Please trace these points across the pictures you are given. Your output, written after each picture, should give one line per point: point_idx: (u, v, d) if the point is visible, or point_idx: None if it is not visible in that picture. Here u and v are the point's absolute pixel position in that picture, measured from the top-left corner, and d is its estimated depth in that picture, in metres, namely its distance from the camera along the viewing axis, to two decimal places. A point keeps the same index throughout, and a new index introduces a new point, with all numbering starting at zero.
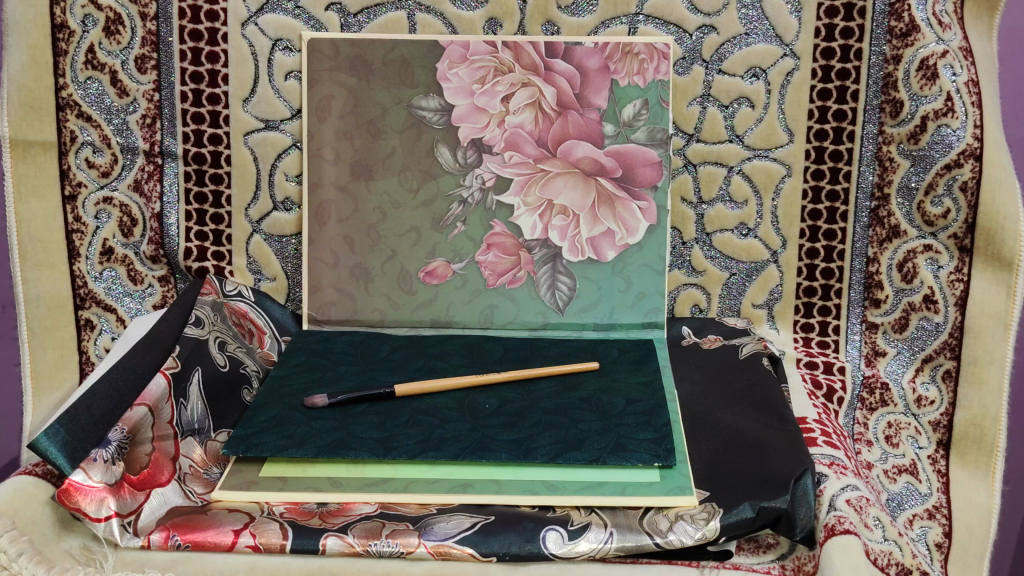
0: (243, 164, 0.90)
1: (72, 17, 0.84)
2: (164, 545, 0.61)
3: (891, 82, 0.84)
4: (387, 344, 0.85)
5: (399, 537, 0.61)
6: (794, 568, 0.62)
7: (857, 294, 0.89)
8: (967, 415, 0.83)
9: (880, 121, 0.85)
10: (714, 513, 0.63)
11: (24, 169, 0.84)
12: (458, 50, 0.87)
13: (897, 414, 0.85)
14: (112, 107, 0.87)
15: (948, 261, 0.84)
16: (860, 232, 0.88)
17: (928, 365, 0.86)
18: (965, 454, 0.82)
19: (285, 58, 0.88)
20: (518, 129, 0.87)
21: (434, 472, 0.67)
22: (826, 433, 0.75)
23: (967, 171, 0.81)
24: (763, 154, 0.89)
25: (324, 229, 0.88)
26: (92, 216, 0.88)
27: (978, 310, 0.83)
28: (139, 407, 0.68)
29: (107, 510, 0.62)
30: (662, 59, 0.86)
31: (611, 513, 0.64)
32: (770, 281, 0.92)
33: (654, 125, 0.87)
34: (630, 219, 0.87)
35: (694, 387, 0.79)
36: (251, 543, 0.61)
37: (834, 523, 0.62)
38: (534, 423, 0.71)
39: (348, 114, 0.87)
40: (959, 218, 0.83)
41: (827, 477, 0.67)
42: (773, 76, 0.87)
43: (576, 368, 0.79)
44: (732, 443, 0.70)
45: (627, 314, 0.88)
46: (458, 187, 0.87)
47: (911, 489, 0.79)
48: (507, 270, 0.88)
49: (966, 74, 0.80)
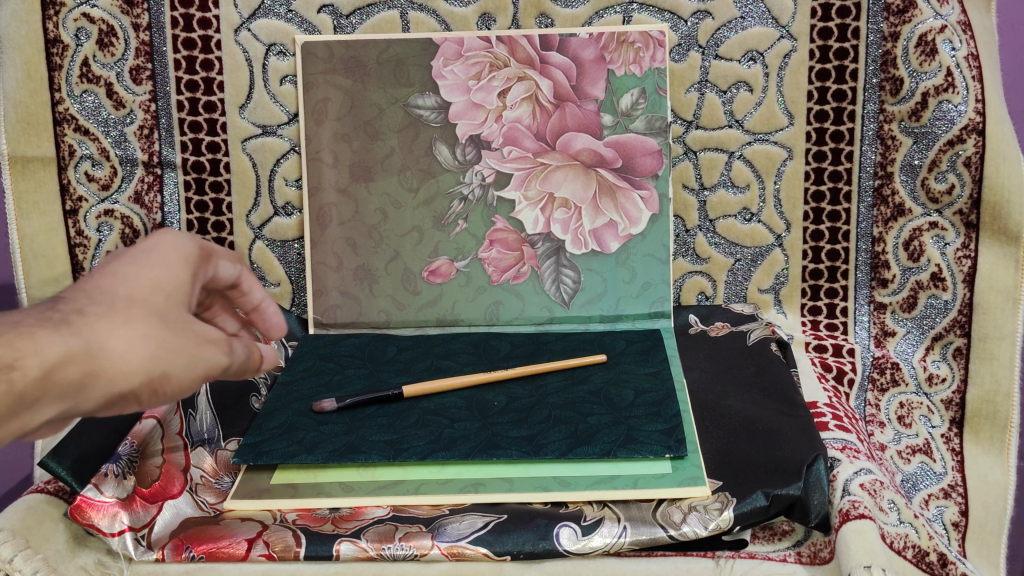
0: (242, 170, 0.90)
1: (65, 31, 0.84)
2: (179, 557, 0.62)
3: (890, 59, 0.83)
4: (393, 345, 0.85)
5: (413, 539, 0.62)
6: (810, 554, 0.63)
7: (863, 275, 0.88)
8: (979, 392, 0.82)
9: (880, 99, 0.84)
10: (727, 502, 0.63)
11: (24, 185, 0.86)
12: (452, 47, 0.86)
13: (909, 393, 0.84)
14: (109, 119, 0.87)
15: (955, 237, 0.83)
16: (864, 212, 0.87)
17: (939, 343, 0.85)
18: (979, 431, 0.82)
19: (279, 63, 0.87)
20: (516, 124, 0.86)
21: (446, 472, 0.67)
22: (837, 417, 0.75)
23: (970, 146, 0.81)
24: (763, 137, 0.88)
25: (326, 233, 0.88)
26: (94, 229, 0.88)
27: (986, 286, 0.82)
28: (148, 419, 0.71)
29: (120, 525, 0.63)
30: (658, 47, 0.85)
31: (624, 506, 0.64)
32: (775, 266, 0.91)
33: (653, 113, 0.86)
34: (632, 209, 0.87)
35: (702, 375, 0.79)
36: (265, 552, 0.61)
37: (849, 508, 0.62)
38: (544, 419, 0.71)
39: (345, 116, 0.87)
40: (964, 193, 0.82)
41: (839, 462, 0.67)
42: (771, 58, 0.86)
43: (585, 362, 0.78)
44: (743, 431, 0.70)
45: (633, 305, 0.88)
46: (458, 184, 0.87)
47: (926, 469, 0.79)
48: (510, 266, 0.88)
49: (966, 48, 0.80)
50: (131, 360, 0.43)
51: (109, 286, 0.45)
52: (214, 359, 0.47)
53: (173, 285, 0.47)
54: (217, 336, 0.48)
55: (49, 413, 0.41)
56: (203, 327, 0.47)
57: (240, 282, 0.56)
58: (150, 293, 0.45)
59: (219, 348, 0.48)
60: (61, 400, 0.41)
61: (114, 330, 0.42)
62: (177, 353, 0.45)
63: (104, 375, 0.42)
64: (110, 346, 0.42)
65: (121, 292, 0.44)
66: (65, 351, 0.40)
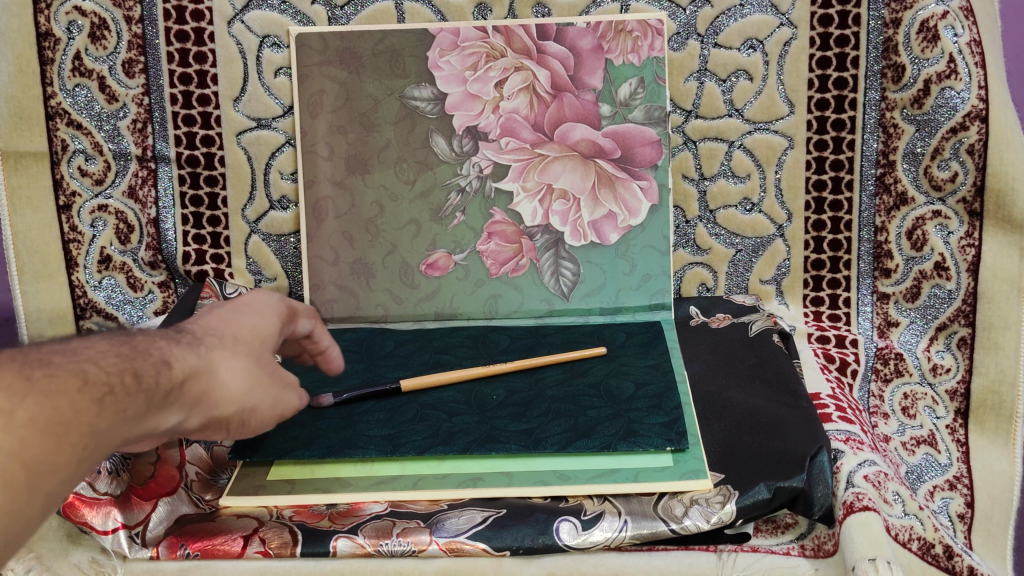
0: (238, 164, 0.89)
1: (57, 24, 0.83)
2: (173, 555, 0.61)
3: (891, 46, 0.82)
4: (391, 340, 0.84)
5: (411, 535, 0.61)
6: (814, 547, 0.62)
7: (866, 265, 0.87)
8: (985, 382, 0.81)
9: (882, 87, 0.83)
10: (729, 495, 0.62)
11: (18, 181, 0.85)
12: (448, 37, 0.85)
13: (912, 384, 0.83)
14: (101, 113, 0.86)
15: (958, 226, 0.82)
16: (867, 201, 0.86)
17: (942, 332, 0.84)
18: (984, 422, 0.80)
19: (274, 55, 0.86)
20: (514, 115, 0.85)
21: (444, 467, 0.66)
22: (840, 408, 0.74)
23: (973, 133, 0.79)
24: (764, 127, 0.87)
25: (322, 227, 0.87)
26: (88, 225, 0.87)
27: (990, 275, 0.81)
28: None
29: (113, 523, 0.62)
30: (656, 36, 0.84)
31: (625, 500, 0.63)
32: (776, 256, 0.90)
33: (652, 103, 0.85)
34: (631, 200, 0.86)
35: (703, 367, 0.78)
36: (261, 549, 0.61)
37: (852, 500, 0.61)
38: (544, 412, 0.70)
39: (340, 108, 0.86)
40: (968, 181, 0.81)
41: (843, 453, 0.66)
42: (771, 46, 0.85)
43: (585, 355, 0.77)
44: (745, 423, 0.69)
45: (633, 296, 0.87)
46: (456, 176, 0.86)
47: (931, 461, 0.78)
48: (509, 258, 0.87)
49: (968, 34, 0.79)
50: (236, 388, 0.50)
51: (223, 329, 0.53)
52: (289, 402, 0.56)
53: (265, 334, 0.56)
54: (293, 383, 0.57)
55: (172, 418, 0.47)
56: (283, 373, 0.56)
57: (314, 336, 0.64)
58: (249, 336, 0.54)
59: (292, 392, 0.56)
60: (184, 407, 0.48)
61: (227, 360, 0.51)
62: (266, 390, 0.53)
63: (217, 394, 0.50)
64: (224, 372, 0.50)
65: (229, 332, 0.53)
66: (198, 365, 0.48)
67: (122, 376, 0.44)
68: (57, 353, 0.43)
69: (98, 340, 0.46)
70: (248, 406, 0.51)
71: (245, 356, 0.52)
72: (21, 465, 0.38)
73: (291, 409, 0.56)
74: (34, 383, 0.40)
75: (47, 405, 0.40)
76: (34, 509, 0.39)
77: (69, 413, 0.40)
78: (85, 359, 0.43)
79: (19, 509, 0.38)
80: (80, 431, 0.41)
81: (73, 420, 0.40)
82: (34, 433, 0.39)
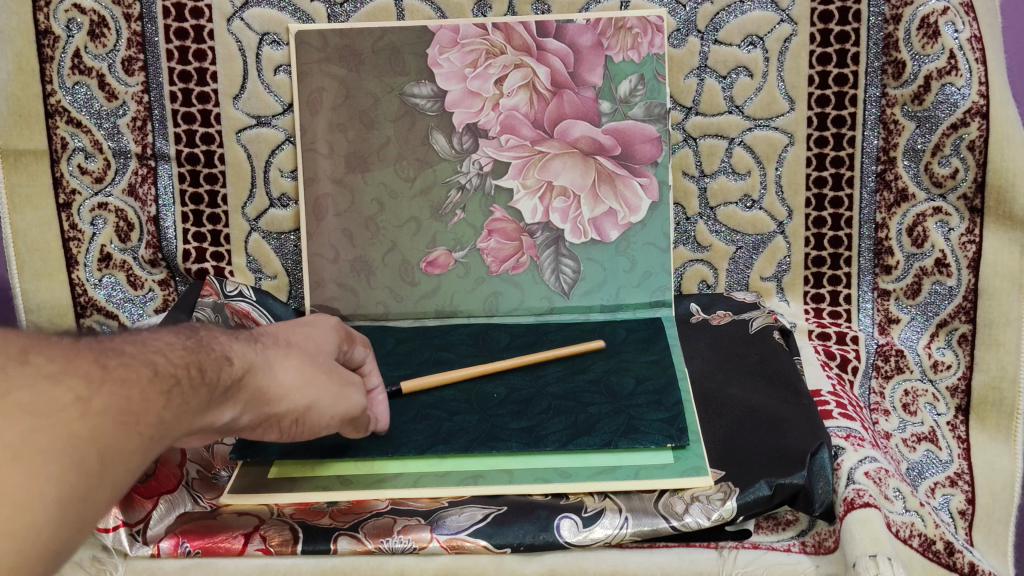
0: (237, 161, 0.89)
1: (56, 22, 0.83)
2: (175, 552, 0.61)
3: (892, 43, 0.82)
4: (392, 337, 0.84)
5: (411, 532, 0.61)
6: (815, 543, 0.62)
7: (867, 261, 0.87)
8: (986, 378, 0.81)
9: (882, 83, 0.83)
10: (730, 492, 0.62)
11: (18, 179, 0.85)
12: (448, 35, 0.85)
13: (914, 380, 0.83)
14: (101, 111, 0.86)
15: (959, 223, 0.82)
16: (868, 198, 0.86)
17: (944, 329, 0.84)
18: (986, 418, 0.80)
19: (274, 52, 0.86)
20: (514, 112, 0.85)
21: (446, 465, 0.67)
22: (841, 405, 0.74)
23: (974, 129, 0.79)
24: (764, 123, 0.87)
25: (322, 224, 0.87)
26: (88, 223, 0.87)
27: (990, 271, 0.81)
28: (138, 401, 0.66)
29: (114, 520, 0.61)
30: (656, 33, 0.84)
31: (625, 497, 0.63)
32: (777, 253, 0.90)
33: (652, 100, 0.85)
34: (631, 197, 0.86)
35: (704, 364, 0.78)
36: (262, 547, 0.61)
37: (853, 497, 0.61)
38: (544, 410, 0.70)
39: (340, 106, 0.86)
40: (968, 177, 0.81)
41: (844, 450, 0.66)
42: (771, 43, 0.85)
43: (580, 351, 0.77)
44: (747, 420, 0.69)
45: (634, 294, 0.87)
46: (456, 173, 0.86)
47: (931, 457, 0.78)
48: (510, 255, 0.87)
49: (968, 30, 0.79)
50: (290, 384, 0.52)
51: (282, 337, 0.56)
52: (356, 402, 0.56)
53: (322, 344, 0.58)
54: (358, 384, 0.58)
55: (226, 414, 0.49)
56: (345, 372, 0.57)
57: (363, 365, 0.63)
58: (307, 343, 0.56)
59: (357, 392, 0.57)
60: (239, 403, 0.49)
61: (283, 359, 0.53)
62: (322, 385, 0.54)
63: (271, 389, 0.51)
64: (279, 370, 0.52)
65: (286, 338, 0.56)
66: (254, 360, 0.51)
67: (187, 370, 0.46)
68: (128, 343, 0.45)
69: (168, 333, 0.48)
70: (304, 403, 0.52)
71: (298, 354, 0.54)
72: (95, 452, 0.39)
73: (355, 407, 0.56)
74: (108, 373, 0.42)
75: (120, 395, 0.41)
76: (105, 492, 0.39)
77: (138, 403, 0.42)
78: (154, 351, 0.45)
79: (92, 496, 0.38)
80: (147, 420, 0.42)
81: (142, 411, 0.42)
82: (106, 422, 0.40)
